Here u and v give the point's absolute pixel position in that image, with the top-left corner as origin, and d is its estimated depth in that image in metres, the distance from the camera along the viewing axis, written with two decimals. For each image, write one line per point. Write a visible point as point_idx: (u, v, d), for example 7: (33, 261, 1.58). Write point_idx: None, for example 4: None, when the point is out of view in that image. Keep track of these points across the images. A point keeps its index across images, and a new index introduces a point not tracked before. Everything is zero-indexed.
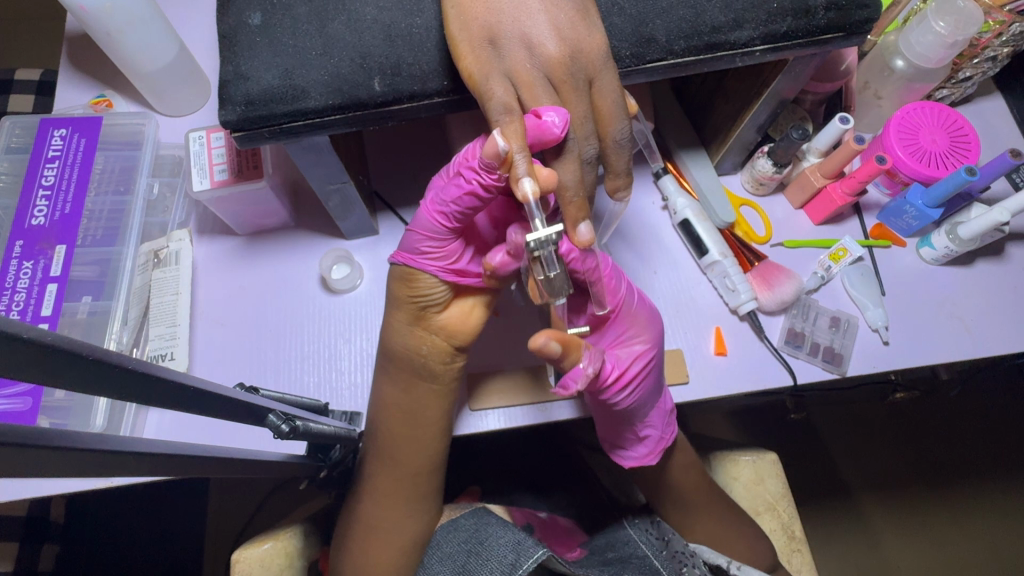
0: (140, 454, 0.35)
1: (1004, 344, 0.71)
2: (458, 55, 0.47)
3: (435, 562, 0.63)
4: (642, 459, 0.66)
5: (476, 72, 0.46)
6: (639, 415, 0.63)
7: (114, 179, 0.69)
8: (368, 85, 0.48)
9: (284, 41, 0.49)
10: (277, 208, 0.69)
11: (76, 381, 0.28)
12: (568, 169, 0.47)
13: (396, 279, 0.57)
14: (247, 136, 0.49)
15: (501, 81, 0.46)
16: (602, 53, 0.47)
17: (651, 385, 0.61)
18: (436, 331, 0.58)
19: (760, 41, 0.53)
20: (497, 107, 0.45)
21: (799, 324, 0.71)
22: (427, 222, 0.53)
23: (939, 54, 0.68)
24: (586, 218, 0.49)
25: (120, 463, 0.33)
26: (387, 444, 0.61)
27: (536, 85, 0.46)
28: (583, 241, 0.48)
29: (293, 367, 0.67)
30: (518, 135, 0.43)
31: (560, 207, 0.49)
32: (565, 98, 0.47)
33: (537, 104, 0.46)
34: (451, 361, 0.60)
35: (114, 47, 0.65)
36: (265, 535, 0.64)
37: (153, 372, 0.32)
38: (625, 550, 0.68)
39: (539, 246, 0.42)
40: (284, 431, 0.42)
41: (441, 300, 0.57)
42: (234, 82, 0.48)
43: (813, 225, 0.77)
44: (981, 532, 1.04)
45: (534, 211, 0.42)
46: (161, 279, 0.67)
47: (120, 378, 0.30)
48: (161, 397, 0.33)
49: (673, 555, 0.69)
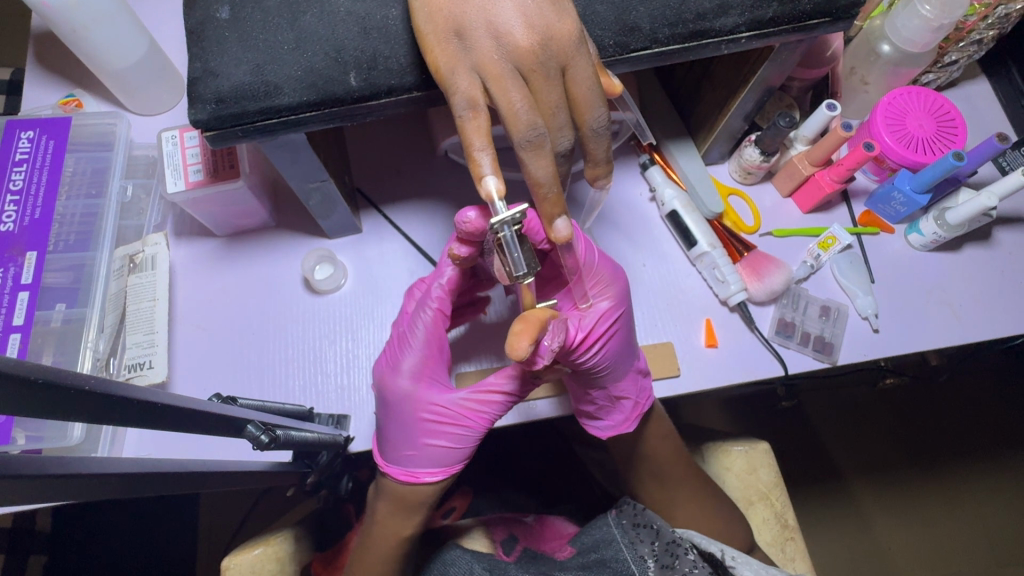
0: (105, 475, 0.33)
1: (992, 328, 0.71)
2: (426, 48, 0.45)
3: None
4: (619, 427, 0.66)
5: (442, 66, 0.44)
6: (610, 378, 0.63)
7: (85, 183, 0.67)
8: (344, 80, 0.47)
9: (254, 35, 0.47)
10: (256, 208, 0.67)
11: (32, 408, 0.27)
12: (540, 165, 0.44)
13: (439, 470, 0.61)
14: (220, 135, 0.47)
15: (468, 75, 0.44)
16: (575, 37, 0.44)
17: (621, 349, 0.61)
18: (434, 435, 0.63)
19: (745, 28, 0.52)
20: (461, 102, 0.44)
21: (789, 314, 0.71)
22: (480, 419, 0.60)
23: (926, 39, 0.67)
24: (563, 213, 0.47)
25: (79, 485, 0.32)
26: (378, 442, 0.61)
27: (504, 77, 0.43)
28: (561, 237, 0.47)
29: (277, 371, 0.66)
30: (482, 132, 0.42)
31: (535, 202, 0.46)
32: (533, 88, 0.44)
33: (505, 97, 0.43)
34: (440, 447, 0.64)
35: (81, 45, 0.63)
36: (255, 541, 0.64)
37: (114, 391, 0.30)
38: (607, 554, 0.64)
39: (500, 227, 0.41)
40: (263, 442, 0.40)
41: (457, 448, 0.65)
42: (203, 79, 0.46)
43: (802, 213, 0.76)
44: (972, 513, 1.05)
45: (500, 207, 0.41)
46: (136, 286, 0.65)
47: (74, 402, 0.28)
48: (122, 418, 0.31)
49: (665, 547, 0.63)
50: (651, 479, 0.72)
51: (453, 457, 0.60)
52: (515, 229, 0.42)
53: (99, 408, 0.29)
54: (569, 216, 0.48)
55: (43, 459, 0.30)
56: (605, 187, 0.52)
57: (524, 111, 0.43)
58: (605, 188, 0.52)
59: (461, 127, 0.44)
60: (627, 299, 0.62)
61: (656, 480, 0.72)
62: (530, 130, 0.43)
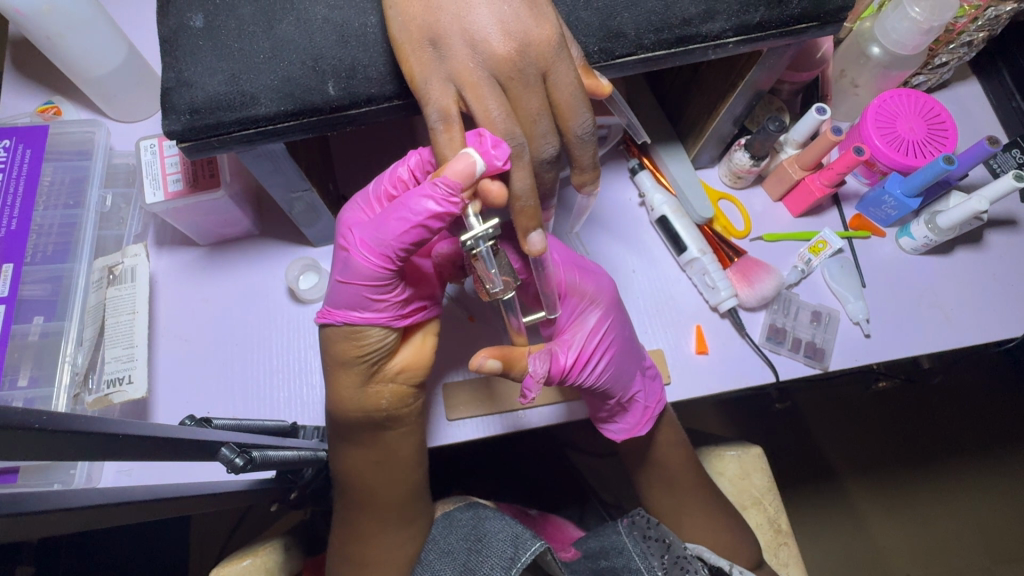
0: (67, 510, 0.32)
1: (982, 331, 0.71)
2: (401, 58, 0.44)
3: (434, 559, 0.60)
4: (633, 429, 0.64)
5: (417, 74, 0.44)
6: (619, 387, 0.61)
7: (63, 192, 0.65)
8: (321, 89, 0.45)
9: (229, 44, 0.46)
10: (239, 217, 0.66)
11: None
12: (518, 177, 0.44)
13: (336, 338, 0.53)
14: (195, 146, 0.46)
15: (442, 84, 0.43)
16: (554, 42, 0.43)
17: (616, 356, 0.60)
18: (393, 378, 0.56)
19: (732, 33, 0.51)
20: (434, 113, 0.43)
21: (780, 320, 0.70)
22: (368, 265, 0.49)
23: (915, 41, 0.66)
24: (537, 226, 0.46)
25: (42, 522, 0.30)
26: (339, 403, 0.55)
27: (481, 85, 0.43)
28: (535, 251, 0.46)
29: (261, 383, 0.65)
30: (455, 146, 0.43)
31: (512, 214, 0.46)
32: (513, 96, 0.44)
33: (482, 107, 0.43)
34: (410, 402, 0.58)
35: (56, 51, 0.62)
36: (244, 551, 0.62)
37: (70, 425, 0.28)
38: (617, 562, 0.63)
39: (474, 243, 0.42)
40: (238, 465, 0.39)
41: (388, 349, 0.55)
42: (177, 90, 0.45)
43: (792, 217, 0.76)
44: (966, 511, 1.05)
45: (473, 222, 0.43)
46: (115, 297, 0.61)
47: (29, 439, 0.27)
48: (83, 450, 0.30)
49: (674, 562, 0.62)
50: (646, 486, 0.71)
51: (345, 283, 0.50)
52: (491, 243, 0.42)
53: (53, 443, 0.28)
54: (544, 230, 0.47)
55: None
56: (592, 193, 0.51)
57: (503, 122, 0.43)
58: (593, 194, 0.51)
59: (435, 140, 0.44)
60: (618, 306, 0.62)
61: (651, 488, 0.71)
62: (509, 140, 0.43)
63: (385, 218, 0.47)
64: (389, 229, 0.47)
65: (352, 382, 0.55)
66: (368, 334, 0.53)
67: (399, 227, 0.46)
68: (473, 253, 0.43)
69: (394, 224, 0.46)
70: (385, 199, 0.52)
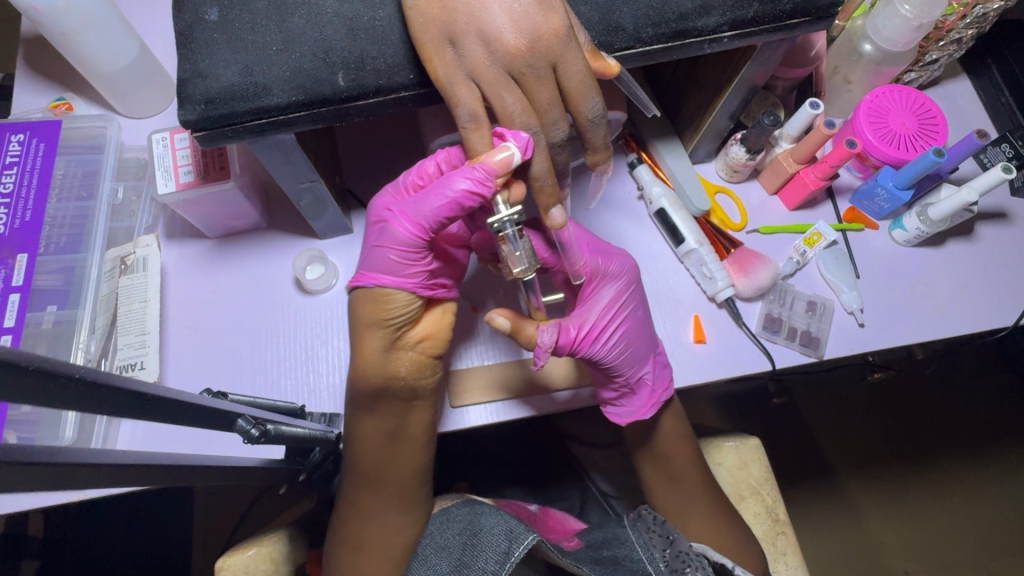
0: (92, 466, 0.34)
1: (974, 321, 0.73)
2: (425, 57, 0.46)
3: (430, 554, 0.61)
4: (637, 412, 0.65)
5: (441, 74, 0.46)
6: (630, 364, 0.63)
7: (76, 185, 0.67)
8: (331, 80, 0.47)
9: (243, 37, 0.48)
10: (247, 209, 0.67)
11: (30, 395, 0.27)
12: (537, 161, 0.47)
13: (363, 302, 0.56)
14: (209, 136, 0.47)
15: (465, 83, 0.46)
16: (562, 34, 0.45)
17: (629, 331, 0.62)
18: (413, 346, 0.58)
19: (728, 27, 0.53)
20: (464, 114, 0.46)
21: (776, 310, 0.72)
22: (402, 235, 0.52)
23: (906, 38, 0.68)
24: (558, 202, 0.50)
25: (69, 475, 0.32)
26: (360, 366, 0.56)
27: (498, 82, 0.46)
28: (555, 225, 0.50)
29: (269, 370, 0.66)
30: (486, 144, 0.46)
31: (532, 193, 0.50)
32: (527, 88, 0.46)
33: (500, 101, 0.46)
34: (430, 374, 0.59)
35: (70, 48, 0.64)
36: (250, 541, 0.64)
37: (103, 379, 0.31)
38: (619, 552, 0.64)
39: (500, 226, 0.46)
40: (254, 436, 0.41)
41: (412, 317, 0.57)
42: (192, 81, 0.47)
43: (788, 210, 0.78)
44: (960, 504, 1.07)
45: (501, 207, 0.47)
46: (128, 287, 0.65)
47: (68, 389, 0.29)
48: (115, 407, 0.32)
49: (677, 555, 0.64)
50: (644, 475, 0.72)
51: (379, 247, 0.54)
52: (516, 226, 0.46)
53: (86, 397, 0.30)
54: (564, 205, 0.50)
55: (31, 448, 0.31)
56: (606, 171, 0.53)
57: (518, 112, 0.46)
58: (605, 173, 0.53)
59: (466, 138, 0.47)
60: (638, 288, 0.65)
61: (649, 477, 0.72)
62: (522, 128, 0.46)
63: (424, 193, 0.51)
64: (428, 200, 0.50)
65: (377, 346, 0.56)
66: (396, 300, 0.55)
67: (435, 202, 0.50)
68: (499, 235, 0.47)
69: (431, 198, 0.50)
70: (415, 184, 0.56)
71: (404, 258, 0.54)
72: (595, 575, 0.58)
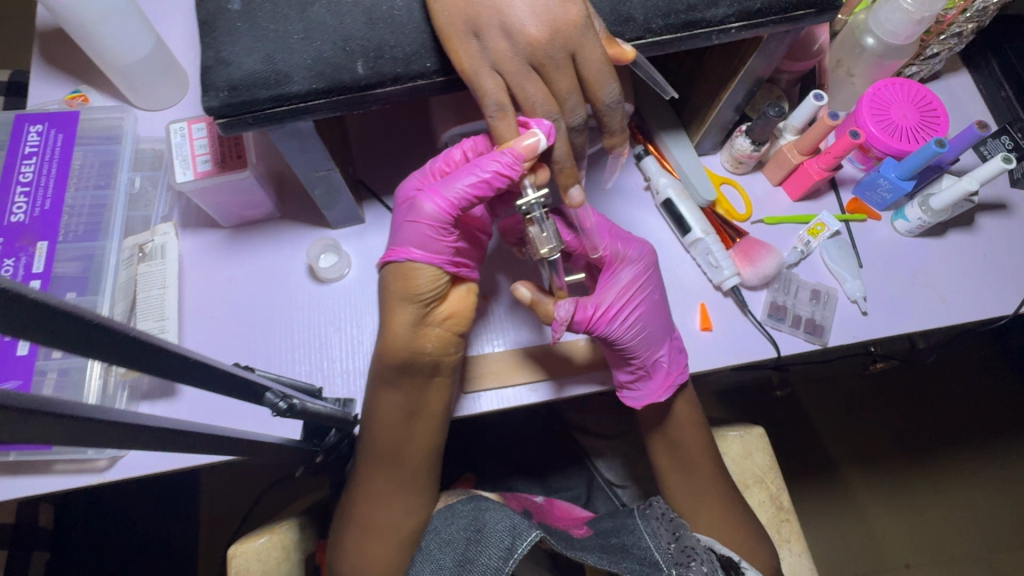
0: (137, 427, 0.35)
1: (975, 311, 0.74)
2: (451, 50, 0.48)
3: (435, 548, 0.63)
4: (652, 394, 0.67)
5: (468, 66, 0.48)
6: (645, 345, 0.65)
7: (93, 175, 0.68)
8: (351, 68, 0.48)
9: (264, 25, 0.49)
10: (262, 198, 0.68)
11: (90, 348, 0.29)
12: (558, 147, 0.52)
13: (393, 275, 0.57)
14: (230, 123, 0.48)
15: (490, 74, 0.49)
16: (580, 24, 0.47)
17: (645, 312, 0.65)
18: (439, 322, 0.59)
19: (734, 18, 0.54)
20: (491, 103, 0.49)
21: (781, 298, 0.73)
22: (434, 212, 0.55)
23: (908, 31, 0.70)
24: (576, 183, 0.55)
25: (117, 434, 0.34)
26: (388, 336, 0.57)
27: (519, 73, 0.49)
28: (575, 204, 0.56)
29: (284, 357, 0.67)
30: (513, 134, 0.51)
31: (553, 174, 0.55)
32: (547, 77, 0.49)
33: (524, 91, 0.50)
34: (453, 352, 0.60)
35: (89, 40, 0.65)
36: (262, 529, 0.65)
37: (154, 341, 0.33)
38: (628, 539, 0.66)
39: (529, 208, 0.53)
40: (281, 409, 0.45)
41: (440, 293, 0.58)
42: (215, 68, 0.48)
43: (792, 201, 0.79)
44: (960, 496, 1.08)
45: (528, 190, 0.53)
46: (146, 273, 0.67)
47: (122, 344, 0.31)
48: (158, 366, 0.34)
49: (682, 550, 0.64)
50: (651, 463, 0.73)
51: (412, 222, 0.56)
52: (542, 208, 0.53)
53: (135, 353, 0.32)
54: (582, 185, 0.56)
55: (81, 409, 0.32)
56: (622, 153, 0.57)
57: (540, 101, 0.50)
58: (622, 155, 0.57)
59: (494, 127, 0.51)
60: (655, 272, 0.68)
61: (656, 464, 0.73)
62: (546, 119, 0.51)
63: (458, 174, 0.54)
64: (461, 178, 0.54)
65: (406, 320, 0.57)
66: (425, 275, 0.56)
67: (468, 181, 0.53)
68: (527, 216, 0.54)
69: (465, 177, 0.54)
70: (442, 171, 0.59)
71: (435, 233, 0.56)
72: (599, 560, 0.60)
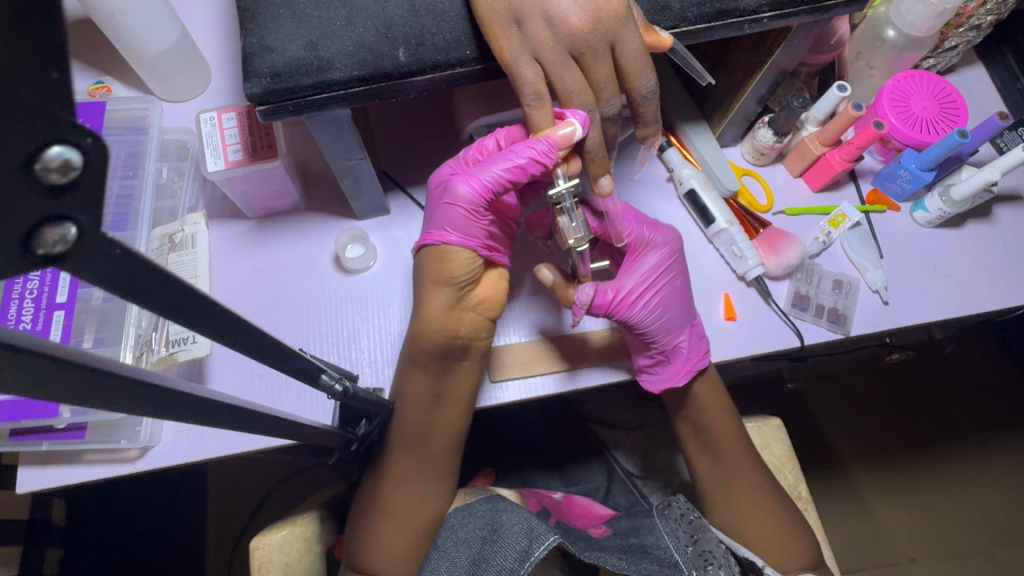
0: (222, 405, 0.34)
1: (993, 300, 0.75)
2: (491, 37, 0.48)
3: (451, 546, 0.64)
4: (670, 379, 0.67)
5: (507, 52, 0.48)
6: (665, 329, 0.65)
7: (120, 164, 0.68)
8: (392, 55, 0.48)
9: (307, 12, 0.49)
10: (289, 189, 0.69)
11: (193, 319, 0.28)
12: (592, 136, 0.52)
13: (429, 258, 0.58)
14: (272, 109, 0.48)
15: (529, 62, 0.49)
16: (620, 15, 0.48)
17: (667, 297, 0.66)
18: (473, 307, 0.60)
19: (768, 8, 0.55)
20: (529, 92, 0.49)
21: (804, 288, 0.74)
22: (470, 196, 0.56)
23: (929, 23, 0.70)
24: (607, 172, 0.56)
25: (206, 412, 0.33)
26: (425, 324, 0.59)
27: (558, 60, 0.49)
28: (605, 193, 0.56)
29: (312, 347, 0.68)
30: (550, 123, 0.50)
31: (584, 164, 0.55)
32: (585, 66, 0.50)
33: (559, 78, 0.50)
34: (485, 337, 0.61)
35: (116, 30, 0.65)
36: (282, 522, 0.64)
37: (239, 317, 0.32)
38: (647, 540, 0.66)
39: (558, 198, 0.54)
40: (336, 391, 0.46)
41: (474, 277, 0.59)
42: (258, 55, 0.48)
43: (812, 192, 0.79)
44: (970, 488, 1.09)
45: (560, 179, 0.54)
46: (177, 263, 0.67)
47: (217, 318, 0.30)
48: (243, 339, 0.33)
49: (700, 553, 0.65)
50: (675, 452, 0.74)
51: (448, 205, 0.57)
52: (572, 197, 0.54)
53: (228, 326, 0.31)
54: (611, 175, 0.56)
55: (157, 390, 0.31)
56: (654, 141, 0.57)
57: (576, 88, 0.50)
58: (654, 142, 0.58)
59: (529, 116, 0.51)
60: (680, 258, 0.68)
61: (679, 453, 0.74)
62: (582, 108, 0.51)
63: (493, 159, 0.55)
64: (496, 162, 0.54)
65: (441, 303, 0.58)
66: (460, 258, 0.57)
67: (504, 166, 0.54)
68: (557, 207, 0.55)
69: (501, 161, 0.54)
70: (474, 158, 0.60)
71: (470, 217, 0.57)
72: (619, 564, 0.61)
